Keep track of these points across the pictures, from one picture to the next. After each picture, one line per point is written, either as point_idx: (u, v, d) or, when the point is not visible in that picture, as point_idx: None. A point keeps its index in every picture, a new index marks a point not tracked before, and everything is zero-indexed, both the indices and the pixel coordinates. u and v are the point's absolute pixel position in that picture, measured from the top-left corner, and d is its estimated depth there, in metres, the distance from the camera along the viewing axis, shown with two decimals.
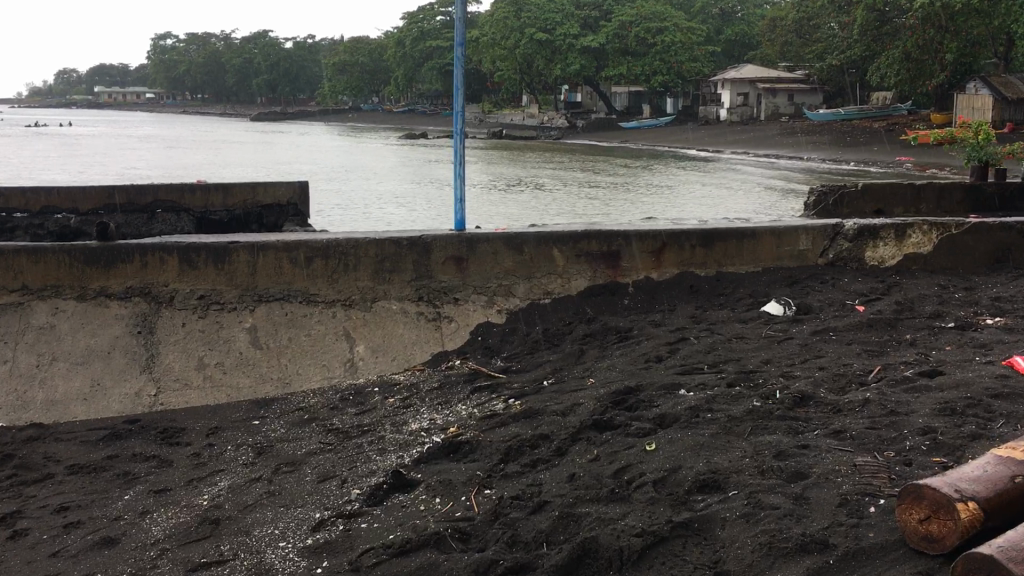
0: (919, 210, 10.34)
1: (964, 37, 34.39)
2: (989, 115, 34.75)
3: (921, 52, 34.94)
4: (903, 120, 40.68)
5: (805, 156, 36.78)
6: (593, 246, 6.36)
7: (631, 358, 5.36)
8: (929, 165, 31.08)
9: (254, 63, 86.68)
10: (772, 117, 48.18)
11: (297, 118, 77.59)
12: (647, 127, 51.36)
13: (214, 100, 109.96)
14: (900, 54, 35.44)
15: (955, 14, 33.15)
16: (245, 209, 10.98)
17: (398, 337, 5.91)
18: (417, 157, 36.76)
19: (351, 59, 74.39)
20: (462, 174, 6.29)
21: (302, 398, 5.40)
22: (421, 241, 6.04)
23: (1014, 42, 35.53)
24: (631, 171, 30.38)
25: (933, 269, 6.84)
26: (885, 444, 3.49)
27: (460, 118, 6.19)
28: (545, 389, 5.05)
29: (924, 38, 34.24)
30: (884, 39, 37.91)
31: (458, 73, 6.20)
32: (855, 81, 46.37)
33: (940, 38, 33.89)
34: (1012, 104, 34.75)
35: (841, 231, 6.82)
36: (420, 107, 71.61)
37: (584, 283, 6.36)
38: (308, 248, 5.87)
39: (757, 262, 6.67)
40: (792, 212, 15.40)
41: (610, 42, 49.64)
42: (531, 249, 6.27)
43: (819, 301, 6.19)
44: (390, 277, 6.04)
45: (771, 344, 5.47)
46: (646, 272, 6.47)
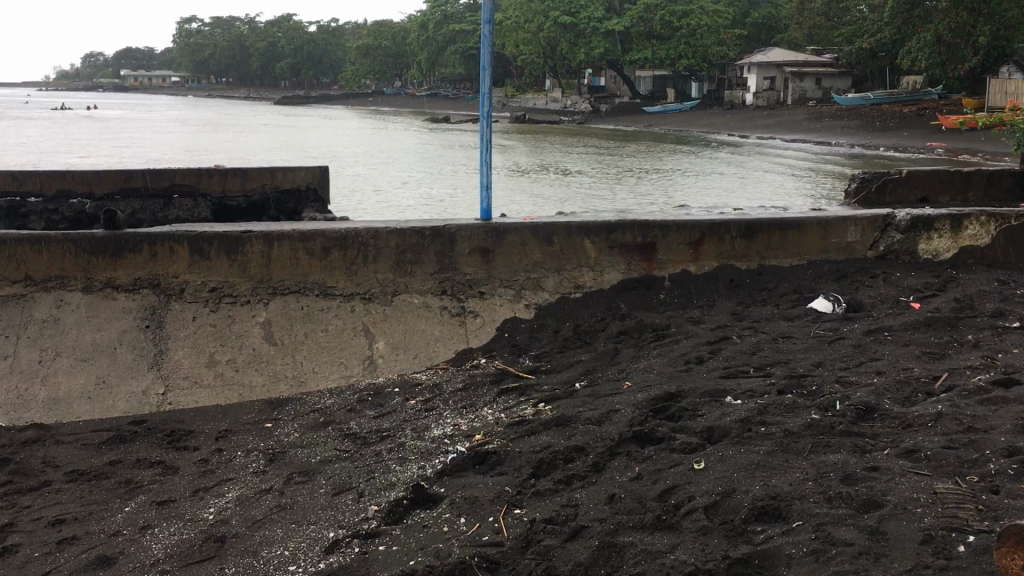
0: (966, 199, 9.85)
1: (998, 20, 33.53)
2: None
3: (953, 36, 34.17)
4: (934, 104, 39.80)
5: (834, 142, 36.05)
6: (628, 237, 5.98)
7: (669, 359, 4.99)
8: (962, 151, 30.35)
9: (277, 47, 86.60)
10: (799, 101, 47.33)
11: (320, 102, 77.45)
12: (672, 112, 50.68)
13: (238, 84, 110.22)
14: (932, 37, 34.63)
15: None
16: (264, 193, 10.64)
17: (419, 332, 5.58)
18: (439, 141, 36.40)
19: (374, 42, 74.08)
20: (488, 160, 5.92)
21: (317, 399, 5.06)
22: (445, 231, 5.70)
23: None
24: (658, 157, 29.85)
25: (991, 264, 6.39)
26: (966, 467, 3.11)
27: (487, 100, 5.82)
28: (577, 394, 4.69)
29: (957, 21, 33.41)
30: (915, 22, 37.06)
31: (484, 53, 5.82)
32: (885, 66, 45.48)
33: (973, 20, 33.06)
34: None
35: (892, 222, 6.39)
36: (443, 92, 71.20)
37: (617, 277, 5.98)
38: (325, 238, 5.54)
39: (801, 254, 6.26)
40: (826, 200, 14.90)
41: (635, 25, 48.94)
42: (562, 240, 5.90)
43: (870, 298, 5.78)
44: (412, 269, 5.70)
45: (820, 345, 5.07)
46: (683, 265, 6.08)
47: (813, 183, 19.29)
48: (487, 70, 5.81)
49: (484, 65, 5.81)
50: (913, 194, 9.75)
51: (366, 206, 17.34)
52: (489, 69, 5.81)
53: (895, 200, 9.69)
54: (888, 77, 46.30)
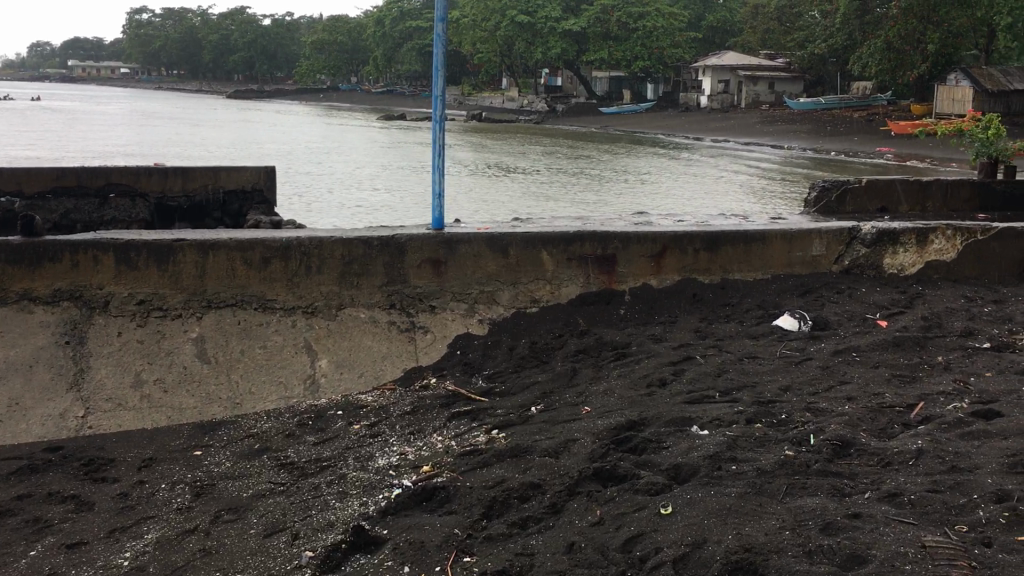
0: (925, 208, 9.77)
1: (946, 27, 33.97)
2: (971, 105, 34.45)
3: (903, 43, 34.61)
4: (884, 110, 40.40)
5: (787, 145, 36.28)
6: (586, 249, 5.73)
7: (630, 382, 4.73)
8: (911, 156, 30.75)
9: (230, 40, 85.25)
10: (753, 104, 47.56)
11: (274, 97, 76.43)
12: (628, 113, 50.79)
13: (190, 77, 108.21)
14: (883, 44, 35.01)
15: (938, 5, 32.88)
16: (207, 195, 10.32)
17: (366, 350, 5.24)
18: (394, 139, 35.90)
19: (330, 37, 72.97)
20: (440, 166, 5.60)
21: (253, 422, 4.72)
22: (394, 240, 5.39)
23: (996, 34, 35.34)
24: (615, 158, 29.78)
25: (956, 278, 6.21)
26: (953, 514, 2.86)
27: (438, 102, 5.50)
28: (533, 419, 4.40)
29: (906, 28, 33.91)
30: (865, 28, 37.48)
31: (437, 53, 5.50)
32: (836, 71, 46.08)
33: (923, 29, 33.57)
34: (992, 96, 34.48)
35: (858, 235, 6.18)
36: (398, 88, 70.71)
37: (575, 291, 5.72)
38: (264, 246, 5.21)
39: (766, 268, 6.04)
40: (781, 206, 14.82)
41: (591, 26, 48.85)
42: (518, 252, 5.62)
43: (837, 314, 5.56)
44: (358, 281, 5.39)
45: (786, 366, 4.83)
46: (644, 278, 5.84)
47: (767, 187, 19.28)
48: (440, 70, 5.49)
49: (436, 66, 5.50)
50: (871, 204, 9.59)
51: (316, 206, 16.88)
52: (442, 69, 5.49)
53: (855, 209, 9.51)
54: (839, 82, 46.94)
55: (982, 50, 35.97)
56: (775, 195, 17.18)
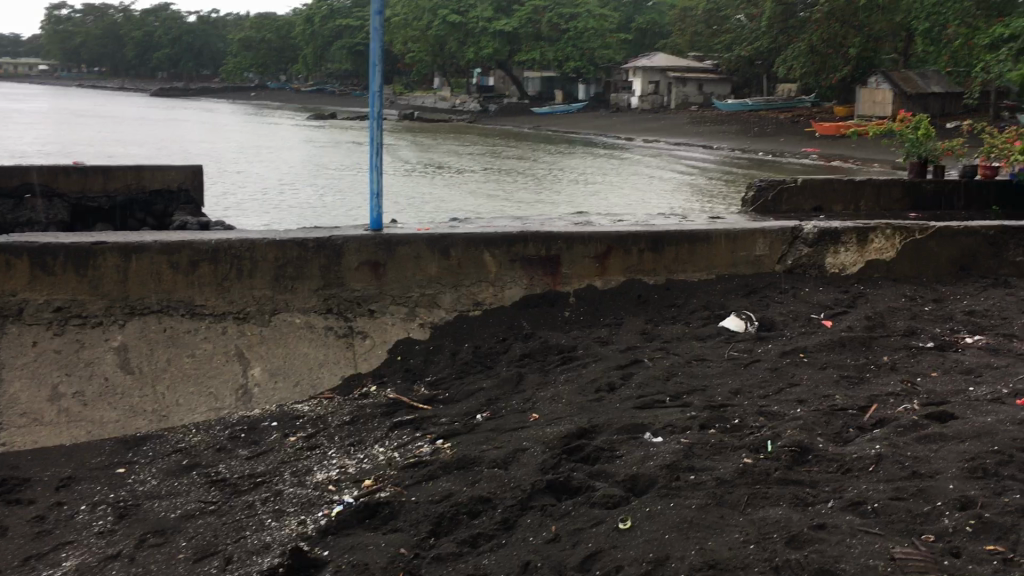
0: (858, 207, 9.86)
1: (867, 31, 34.81)
2: (891, 108, 35.30)
3: (826, 47, 35.36)
4: (809, 111, 41.27)
5: (716, 145, 36.78)
6: (530, 250, 5.59)
7: (577, 388, 4.59)
8: (835, 157, 31.40)
9: (154, 37, 83.34)
10: (682, 105, 48.15)
11: (200, 95, 74.84)
12: (559, 114, 50.96)
13: (112, 74, 105.50)
14: (807, 47, 35.69)
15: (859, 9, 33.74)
16: (129, 195, 9.90)
17: (301, 357, 5.01)
18: (325, 138, 35.38)
19: (258, 35, 71.65)
20: (378, 165, 5.39)
21: (181, 436, 4.46)
22: (331, 242, 5.18)
23: (913, 38, 36.38)
24: (548, 158, 29.83)
25: (897, 277, 6.22)
26: (919, 524, 2.76)
27: (376, 99, 5.30)
28: (479, 428, 4.24)
29: (829, 32, 34.69)
30: (789, 31, 38.08)
31: (374, 47, 5.29)
32: (762, 73, 46.96)
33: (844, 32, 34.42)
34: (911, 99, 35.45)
35: (801, 234, 6.14)
36: (328, 87, 69.89)
37: (518, 293, 5.58)
38: (191, 249, 4.95)
39: (710, 268, 5.97)
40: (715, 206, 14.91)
41: (523, 27, 48.73)
42: (459, 253, 5.46)
43: (782, 314, 5.50)
44: (293, 285, 5.16)
45: (735, 368, 4.74)
46: (588, 279, 5.72)
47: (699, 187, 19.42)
48: (377, 65, 5.29)
49: (374, 61, 5.29)
50: (807, 204, 9.62)
51: (245, 207, 16.44)
52: (380, 64, 5.29)
53: (790, 209, 9.54)
54: (765, 84, 47.83)
55: (901, 54, 37.02)
56: (707, 195, 17.31)
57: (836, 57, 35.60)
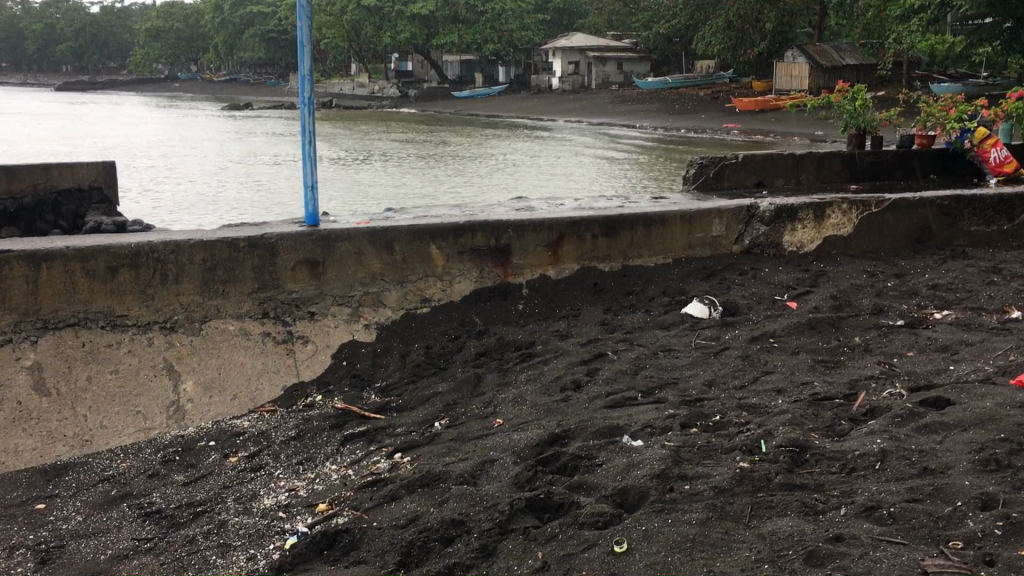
0: (800, 180, 9.79)
1: (781, 6, 35.19)
2: (808, 81, 35.64)
3: (742, 22, 35.60)
4: (727, 87, 41.69)
5: (639, 124, 36.85)
6: (478, 240, 5.25)
7: (541, 387, 4.28)
8: (756, 131, 31.70)
9: (56, 29, 80.08)
10: (603, 85, 48.24)
11: (108, 88, 72.23)
12: (481, 97, 50.58)
13: (13, 69, 101.23)
14: (722, 24, 35.90)
15: None
16: (36, 195, 9.26)
17: (238, 368, 4.59)
18: (242, 129, 34.40)
19: (165, 24, 69.28)
20: (312, 155, 4.98)
21: (107, 462, 4.01)
22: (264, 241, 4.77)
23: (826, 12, 36.93)
24: (472, 141, 29.46)
25: (854, 253, 6.06)
26: (942, 529, 2.53)
27: (306, 83, 4.88)
28: (441, 437, 3.90)
29: (745, 8, 34.98)
30: (706, 9, 38.20)
31: (302, 28, 4.86)
32: (680, 50, 47.26)
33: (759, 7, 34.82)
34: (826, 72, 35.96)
35: (756, 212, 5.94)
36: (242, 76, 68.14)
37: (468, 287, 5.25)
38: (108, 254, 4.48)
39: (666, 252, 5.73)
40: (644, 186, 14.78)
41: (440, 9, 47.81)
42: (404, 247, 5.09)
43: (744, 298, 5.28)
44: (225, 290, 4.74)
45: (706, 359, 4.49)
46: (541, 270, 5.42)
47: (625, 166, 19.31)
48: (306, 46, 4.87)
49: (301, 42, 4.87)
50: (749, 179, 9.49)
51: (161, 204, 15.69)
52: (308, 46, 4.87)
53: (732, 185, 9.41)
54: (683, 61, 48.20)
55: (815, 28, 37.58)
56: (637, 175, 17.21)
57: (752, 33, 35.89)
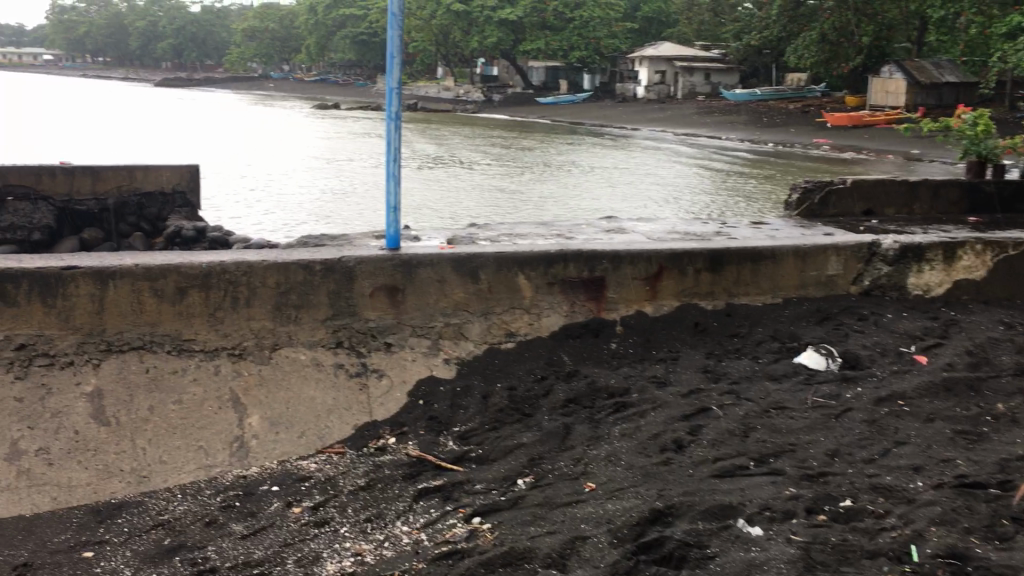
0: (912, 211, 9.13)
1: (880, 20, 33.85)
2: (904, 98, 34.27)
3: (838, 36, 34.39)
4: (819, 102, 40.40)
5: (725, 136, 35.90)
6: (571, 271, 4.84)
7: (637, 444, 3.84)
8: (848, 148, 30.56)
9: (158, 26, 82.40)
10: (690, 96, 47.31)
11: (202, 85, 73.93)
12: (564, 104, 50.10)
13: (116, 63, 104.69)
14: (817, 36, 34.76)
15: None
16: (119, 197, 9.14)
17: (307, 402, 4.24)
18: (329, 129, 34.62)
19: (260, 24, 70.55)
20: (396, 174, 4.62)
21: (163, 504, 3.68)
22: (342, 264, 4.43)
23: (928, 27, 35.42)
24: (555, 149, 28.97)
25: (985, 300, 5.50)
26: None
27: (394, 96, 4.52)
28: (528, 500, 3.47)
29: (842, 21, 33.72)
30: (800, 21, 37.04)
31: (392, 37, 4.50)
32: (771, 62, 46.01)
33: (856, 21, 33.54)
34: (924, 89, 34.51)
35: (878, 250, 5.40)
36: (331, 77, 68.98)
37: (558, 322, 4.82)
38: (177, 274, 4.20)
39: (777, 291, 5.21)
40: (735, 209, 14.13)
41: (528, 15, 47.54)
42: (490, 276, 4.71)
43: (865, 348, 4.75)
44: (297, 316, 4.41)
45: (825, 421, 4.00)
46: (637, 306, 4.96)
47: (712, 183, 18.62)
48: (396, 56, 4.51)
49: (391, 51, 4.51)
50: (856, 207, 8.89)
51: (245, 202, 15.61)
52: (398, 56, 4.51)
53: (838, 212, 8.82)
54: (774, 74, 46.96)
55: (915, 43, 36.10)
56: (726, 193, 16.56)
57: (847, 47, 34.63)
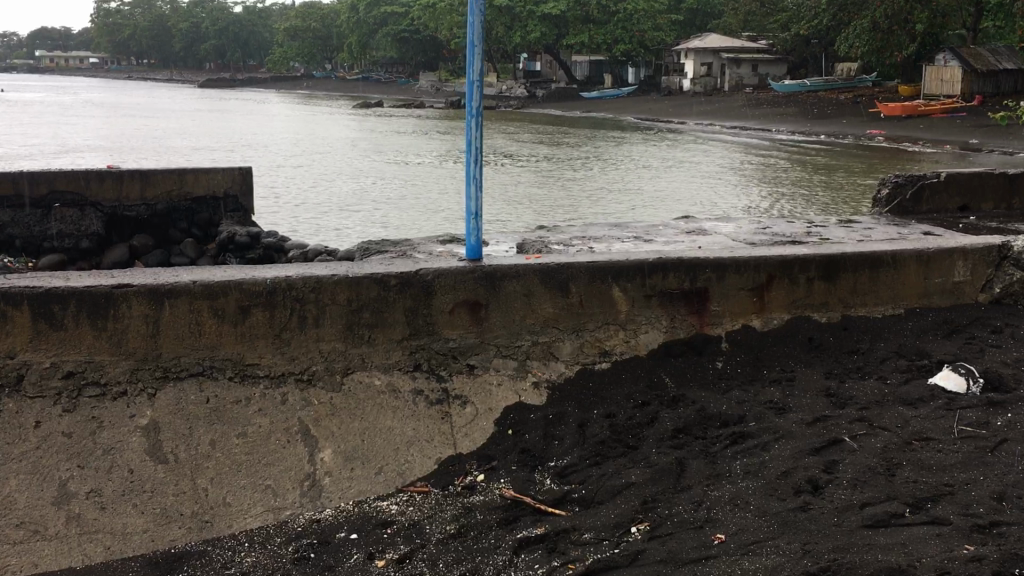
0: (1011, 205, 8.51)
1: (933, 7, 32.65)
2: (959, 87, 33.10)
3: (890, 23, 33.24)
4: (871, 92, 39.25)
5: (775, 129, 34.98)
6: (671, 282, 4.33)
7: (766, 484, 3.33)
8: (903, 139, 29.54)
9: (202, 28, 83.03)
10: (737, 88, 46.32)
11: (247, 86, 74.37)
12: (608, 98, 49.43)
13: (162, 66, 105.96)
14: (869, 24, 33.59)
15: None
16: (170, 201, 8.75)
17: (384, 433, 3.82)
18: (374, 128, 34.34)
19: (304, 24, 70.56)
20: (477, 178, 4.16)
21: (228, 557, 3.28)
22: (420, 278, 3.98)
23: (984, 12, 34.10)
24: (601, 144, 28.36)
25: None
26: None
27: (475, 90, 4.04)
28: (649, 554, 3.00)
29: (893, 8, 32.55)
30: (850, 9, 35.89)
31: (473, 24, 4.02)
32: (820, 52, 44.84)
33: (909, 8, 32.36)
34: (981, 76, 33.22)
35: (1009, 253, 4.83)
36: (373, 76, 68.93)
37: (657, 340, 4.34)
38: (239, 292, 3.78)
39: (898, 300, 4.66)
40: (797, 207, 13.47)
41: (570, 10, 46.98)
42: (582, 289, 4.22)
43: (1009, 365, 4.18)
44: (370, 337, 3.98)
45: (980, 455, 3.46)
46: (744, 320, 4.45)
47: (768, 178, 17.90)
48: (476, 46, 4.03)
49: (472, 39, 4.03)
50: (951, 202, 8.29)
51: (291, 205, 15.27)
52: (479, 45, 4.03)
53: (932, 208, 8.24)
54: (824, 64, 45.83)
55: (970, 29, 34.80)
56: (782, 189, 15.95)
57: (900, 35, 33.45)
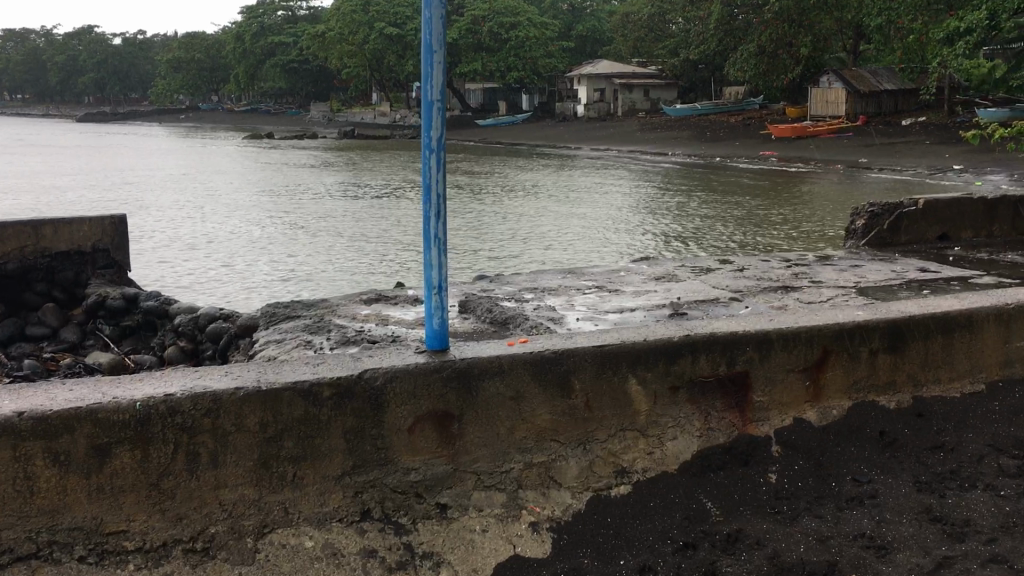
0: (991, 232, 7.70)
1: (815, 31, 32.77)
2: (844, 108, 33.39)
3: (775, 47, 33.29)
4: (760, 114, 39.48)
5: (672, 152, 34.67)
6: (703, 368, 3.20)
7: None
8: (794, 159, 29.48)
9: (78, 60, 78.72)
10: (630, 112, 46.14)
11: (127, 121, 70.64)
12: (504, 125, 48.64)
13: (38, 101, 100.45)
14: (754, 49, 33.65)
15: (806, 9, 31.84)
16: (25, 261, 7.26)
17: None
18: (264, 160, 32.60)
19: (186, 55, 67.73)
20: (439, 239, 2.95)
21: None
22: (362, 383, 2.74)
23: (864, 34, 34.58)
24: (500, 172, 27.39)
25: None
26: None
27: (435, 114, 2.84)
28: None
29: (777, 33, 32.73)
30: (736, 34, 35.92)
31: (429, 20, 2.81)
32: (709, 76, 45.01)
33: (793, 32, 32.52)
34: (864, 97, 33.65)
35: None
36: (261, 108, 66.41)
37: (689, 449, 3.21)
38: (92, 424, 2.46)
39: (975, 375, 3.65)
40: (724, 235, 12.60)
41: (463, 38, 45.91)
42: (588, 386, 3.05)
43: None
44: (298, 474, 2.72)
45: None
46: (794, 413, 3.36)
47: (682, 202, 17.07)
48: (436, 50, 2.82)
49: (427, 42, 2.81)
50: (931, 232, 7.47)
51: (175, 244, 13.74)
52: (438, 48, 2.81)
53: (909, 239, 7.40)
54: (713, 88, 46.12)
55: (852, 52, 35.26)
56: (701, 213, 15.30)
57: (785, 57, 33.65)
